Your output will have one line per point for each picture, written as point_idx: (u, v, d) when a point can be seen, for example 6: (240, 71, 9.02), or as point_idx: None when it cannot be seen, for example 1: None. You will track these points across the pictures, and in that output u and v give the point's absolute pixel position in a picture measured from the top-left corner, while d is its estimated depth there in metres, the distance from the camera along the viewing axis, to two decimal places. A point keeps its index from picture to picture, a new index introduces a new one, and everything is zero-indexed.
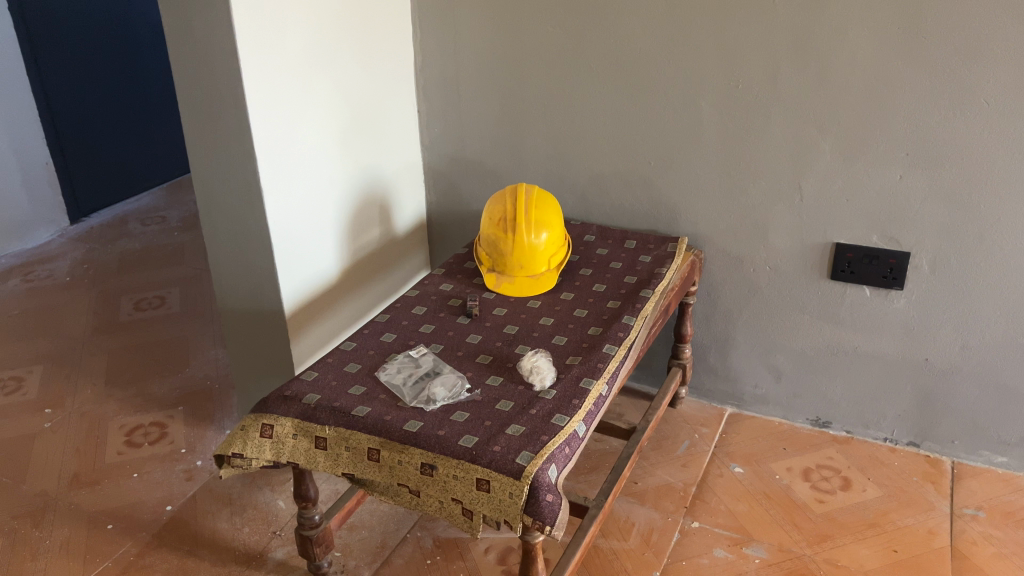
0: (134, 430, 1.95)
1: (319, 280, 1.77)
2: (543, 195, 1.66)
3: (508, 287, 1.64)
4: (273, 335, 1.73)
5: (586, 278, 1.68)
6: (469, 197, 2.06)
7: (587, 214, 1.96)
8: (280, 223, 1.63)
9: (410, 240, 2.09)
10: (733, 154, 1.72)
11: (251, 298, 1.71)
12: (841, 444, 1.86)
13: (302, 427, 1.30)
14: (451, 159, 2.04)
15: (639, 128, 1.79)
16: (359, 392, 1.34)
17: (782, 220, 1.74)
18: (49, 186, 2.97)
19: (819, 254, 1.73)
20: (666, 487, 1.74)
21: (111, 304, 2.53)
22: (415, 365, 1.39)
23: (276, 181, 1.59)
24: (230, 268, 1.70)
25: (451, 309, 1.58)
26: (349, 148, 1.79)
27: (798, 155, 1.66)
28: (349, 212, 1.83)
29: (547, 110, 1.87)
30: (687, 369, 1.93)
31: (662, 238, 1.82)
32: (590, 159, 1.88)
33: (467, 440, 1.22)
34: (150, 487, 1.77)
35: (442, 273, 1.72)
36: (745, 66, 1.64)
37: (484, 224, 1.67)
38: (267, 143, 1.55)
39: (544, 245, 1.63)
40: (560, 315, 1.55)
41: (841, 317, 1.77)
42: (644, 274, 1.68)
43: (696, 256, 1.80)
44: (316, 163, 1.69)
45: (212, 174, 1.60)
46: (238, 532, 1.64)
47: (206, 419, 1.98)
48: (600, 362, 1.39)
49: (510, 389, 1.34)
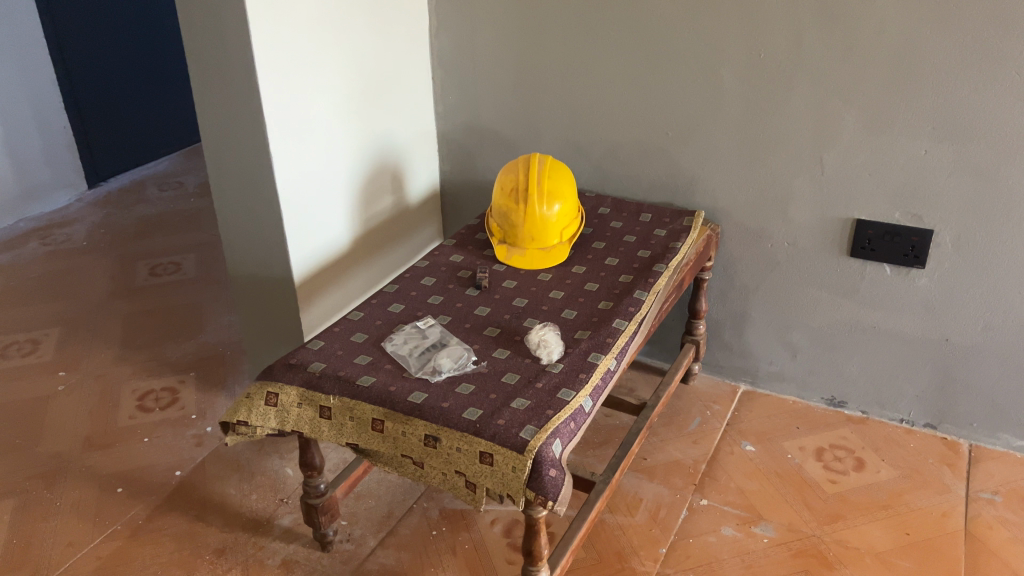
0: (146, 394, 1.95)
1: (331, 249, 1.76)
2: (557, 166, 1.63)
3: (519, 259, 1.62)
4: (283, 302, 1.72)
5: (598, 251, 1.65)
6: (483, 167, 2.03)
7: (603, 184, 1.92)
8: (290, 191, 1.61)
9: (422, 210, 2.06)
10: (754, 125, 1.68)
11: (261, 266, 1.70)
12: (856, 424, 1.83)
13: (307, 396, 1.29)
14: (465, 127, 2.01)
15: (658, 96, 1.75)
16: (365, 361, 1.33)
17: (803, 194, 1.70)
18: (68, 150, 2.98)
19: (839, 230, 1.69)
20: (676, 463, 1.72)
21: (127, 268, 2.53)
22: (422, 336, 1.38)
23: (285, 146, 1.57)
24: (240, 234, 1.69)
25: (460, 280, 1.56)
26: (361, 115, 1.76)
27: (820, 127, 1.62)
28: (360, 180, 1.81)
29: (563, 78, 1.83)
30: (701, 345, 1.90)
31: (677, 211, 1.79)
32: (608, 129, 1.84)
33: (471, 413, 1.21)
34: (161, 451, 1.77)
35: (453, 243, 1.70)
36: (769, 35, 1.58)
37: (496, 194, 1.65)
38: (276, 107, 1.52)
39: (557, 216, 1.61)
40: (570, 288, 1.53)
41: (861, 294, 1.73)
42: (657, 248, 1.65)
43: (713, 230, 1.76)
44: (326, 130, 1.67)
45: (222, 138, 1.59)
46: (246, 498, 1.65)
47: (217, 385, 1.98)
48: (610, 336, 1.37)
49: (517, 361, 1.32)
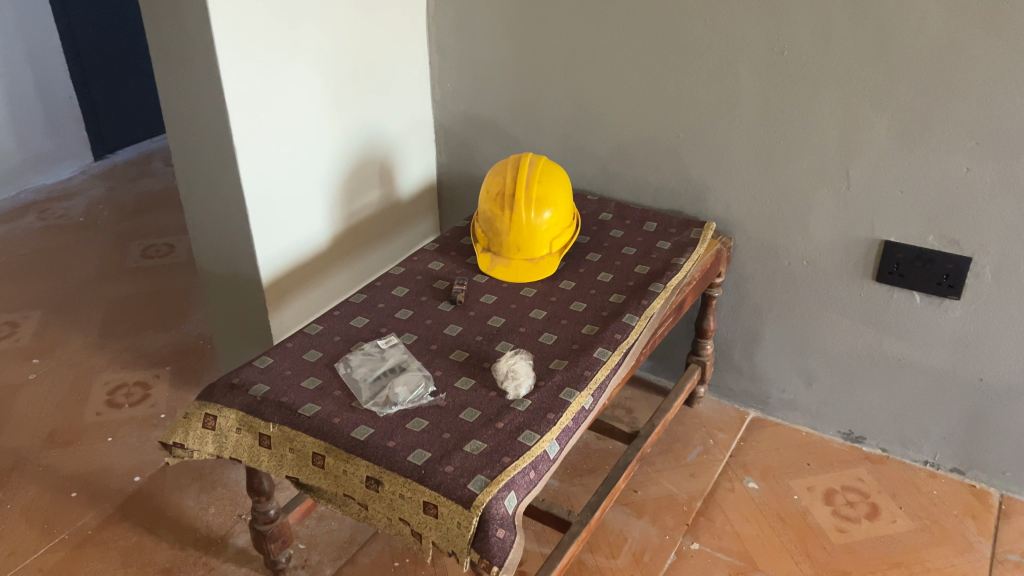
0: (118, 388, 1.86)
1: (305, 247, 1.63)
2: (549, 169, 1.48)
3: (502, 271, 1.47)
4: (251, 302, 1.60)
5: (592, 265, 1.50)
6: (481, 160, 1.88)
7: (607, 186, 1.75)
8: (255, 185, 1.47)
9: (416, 204, 1.92)
10: (774, 130, 1.50)
11: (228, 263, 1.58)
12: (873, 464, 1.66)
13: (246, 421, 1.17)
14: (464, 117, 1.86)
15: (668, 92, 1.57)
16: (313, 386, 1.20)
17: (825, 209, 1.51)
18: (72, 120, 2.90)
19: (864, 251, 1.51)
20: (668, 498, 1.57)
21: (120, 248, 2.43)
22: (380, 359, 1.24)
23: (250, 136, 1.43)
24: (206, 227, 1.56)
25: (435, 292, 1.42)
26: (342, 102, 1.61)
27: (848, 136, 1.43)
28: (342, 173, 1.67)
29: (567, 69, 1.66)
30: (707, 367, 1.74)
31: (685, 221, 1.62)
32: (614, 127, 1.67)
33: (418, 456, 1.07)
34: (123, 453, 1.68)
35: (435, 247, 1.55)
36: (794, 29, 1.40)
37: (482, 197, 1.50)
38: (239, 95, 1.38)
39: (546, 225, 1.45)
40: (554, 308, 1.38)
41: (885, 322, 1.55)
42: (657, 264, 1.49)
43: (723, 245, 1.59)
44: (300, 118, 1.52)
45: (186, 125, 1.46)
46: (203, 512, 1.54)
47: (191, 381, 1.87)
48: (589, 369, 1.22)
49: (480, 394, 1.18)
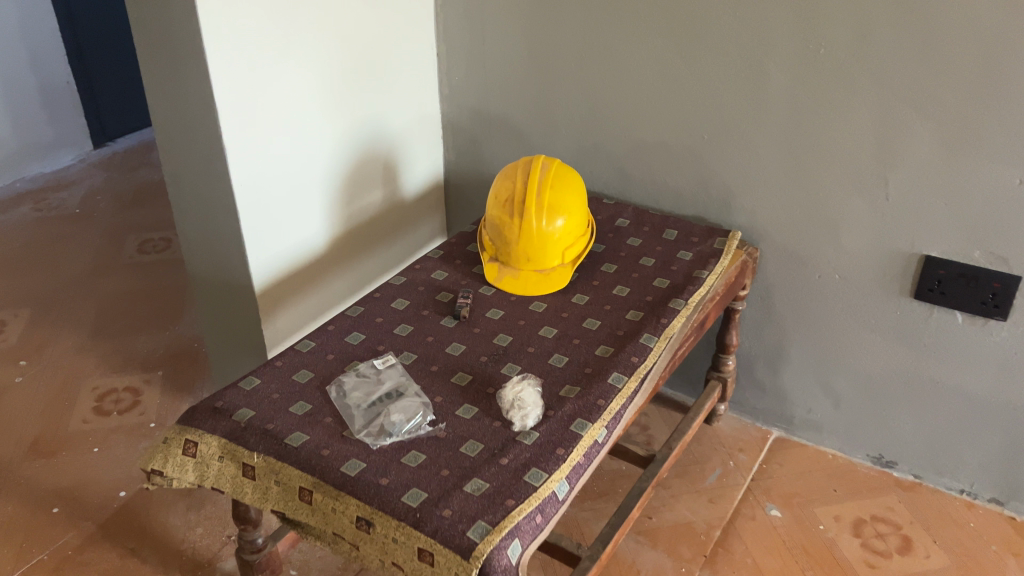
0: (106, 394, 1.77)
1: (301, 251, 1.53)
2: (563, 173, 1.37)
3: (510, 282, 1.36)
4: (243, 310, 1.50)
5: (607, 277, 1.39)
6: (491, 158, 1.78)
7: (624, 190, 1.64)
8: (247, 186, 1.37)
9: (422, 204, 1.82)
10: (806, 134, 1.38)
11: (219, 268, 1.48)
12: (905, 492, 1.55)
13: (229, 450, 1.07)
14: (473, 112, 1.75)
15: (693, 91, 1.46)
16: (302, 412, 1.10)
17: (861, 220, 1.40)
18: (71, 106, 2.81)
19: (902, 266, 1.40)
20: (684, 527, 1.47)
21: (116, 242, 2.34)
22: (375, 382, 1.14)
23: (241, 134, 1.32)
24: (196, 230, 1.46)
25: (437, 306, 1.31)
26: (341, 97, 1.51)
27: (888, 143, 1.31)
28: (342, 172, 1.57)
29: (583, 63, 1.55)
30: (728, 384, 1.64)
31: (708, 229, 1.50)
32: (634, 127, 1.56)
33: (413, 497, 0.97)
34: (109, 465, 1.59)
35: (438, 255, 1.45)
36: (832, 26, 1.28)
37: (490, 202, 1.39)
38: (229, 90, 1.27)
39: (559, 233, 1.35)
40: (565, 325, 1.27)
41: (923, 343, 1.44)
42: (678, 277, 1.38)
43: (749, 255, 1.48)
44: (295, 115, 1.41)
45: (172, 122, 1.35)
46: (190, 533, 1.46)
47: (184, 388, 1.78)
48: (602, 398, 1.11)
49: (483, 424, 1.07)
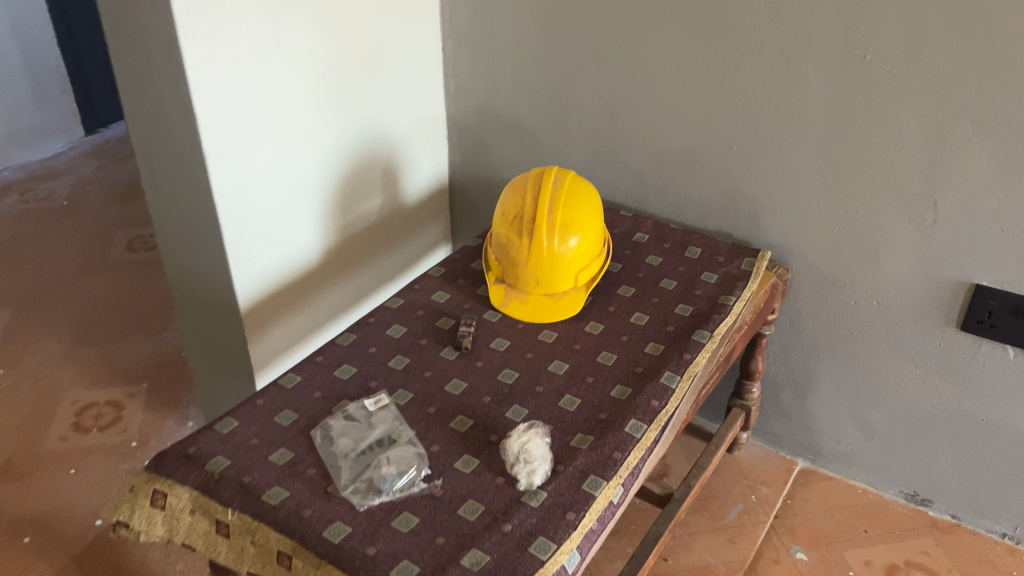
0: (86, 409, 1.66)
1: (292, 266, 1.41)
2: (577, 186, 1.24)
3: (517, 307, 1.24)
4: (228, 330, 1.38)
5: (624, 302, 1.27)
6: (499, 162, 1.65)
7: (642, 201, 1.51)
8: (231, 198, 1.24)
9: (424, 210, 1.70)
10: (848, 148, 1.24)
11: (202, 284, 1.36)
12: (942, 534, 1.43)
13: (200, 503, 0.96)
14: (480, 112, 1.61)
15: (722, 97, 1.32)
16: (283, 461, 0.99)
17: (906, 244, 1.27)
18: (61, 91, 2.68)
19: (949, 295, 1.27)
20: (703, 571, 1.36)
21: (104, 238, 2.23)
22: (365, 427, 1.03)
23: (224, 143, 1.19)
24: (176, 244, 1.34)
25: (437, 335, 1.19)
26: (336, 98, 1.37)
27: (940, 161, 1.18)
28: (337, 180, 1.44)
29: (602, 63, 1.41)
30: (751, 413, 1.52)
31: (735, 248, 1.38)
32: (655, 134, 1.42)
33: (403, 571, 0.85)
34: (86, 489, 1.49)
35: (440, 275, 1.33)
36: (881, 30, 1.14)
37: (496, 218, 1.26)
38: (210, 94, 1.14)
39: (573, 254, 1.22)
40: (578, 360, 1.15)
41: (969, 378, 1.31)
42: (702, 304, 1.26)
43: (780, 277, 1.35)
44: (284, 119, 1.29)
45: (148, 126, 1.23)
46: (169, 568, 1.35)
47: (168, 403, 1.68)
48: (619, 450, 1.00)
49: (484, 481, 0.96)
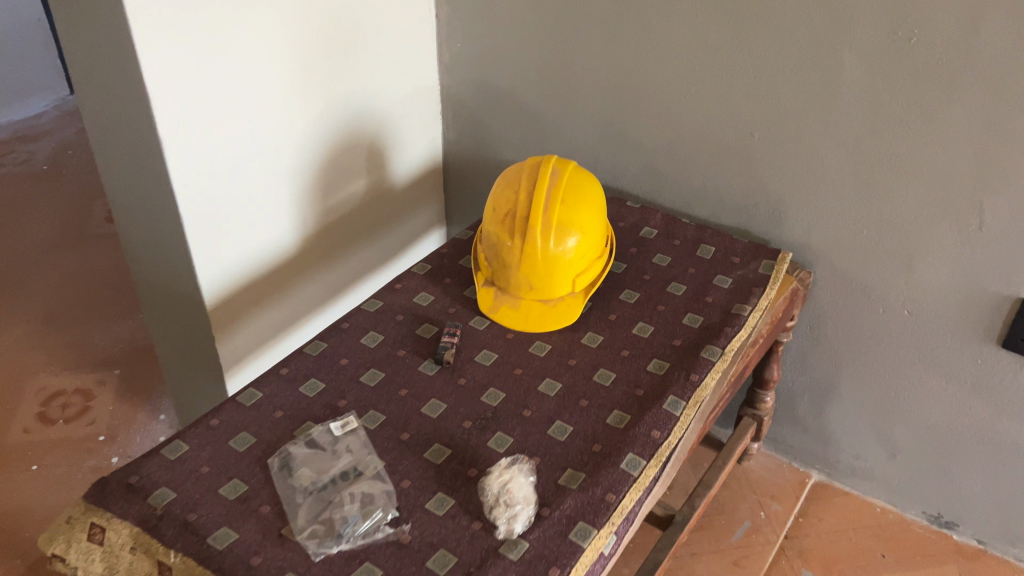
0: (53, 397, 1.57)
1: (264, 256, 1.29)
2: (577, 180, 1.11)
3: (507, 314, 1.12)
4: (193, 326, 1.27)
5: (627, 309, 1.14)
6: (498, 141, 1.51)
7: (651, 190, 1.38)
8: (193, 187, 1.12)
9: (414, 192, 1.57)
10: (886, 143, 1.10)
11: (164, 277, 1.24)
12: (966, 561, 1.32)
13: (142, 541, 0.84)
14: (478, 87, 1.47)
15: (745, 81, 1.17)
16: (235, 495, 0.88)
17: (945, 252, 1.13)
18: (45, 47, 2.55)
19: (990, 310, 1.13)
20: None
21: (83, 208, 2.11)
22: (328, 457, 0.92)
23: (182, 126, 1.06)
24: (136, 233, 1.22)
25: (417, 345, 1.08)
26: (315, 73, 1.24)
27: (991, 162, 1.03)
28: (316, 162, 1.31)
29: (611, 38, 1.26)
30: (763, 423, 1.40)
31: (752, 248, 1.24)
32: (668, 118, 1.28)
33: None
34: (47, 488, 1.39)
35: (425, 272, 1.20)
36: (933, 11, 0.98)
37: (486, 214, 1.13)
38: (164, 71, 1.01)
39: (571, 256, 1.09)
40: (572, 378, 1.03)
41: (1007, 400, 1.18)
42: (714, 313, 1.13)
43: (800, 282, 1.22)
44: (254, 98, 1.15)
45: (95, 106, 1.09)
46: None
47: (141, 394, 1.58)
48: (613, 492, 0.88)
49: (459, 526, 0.84)
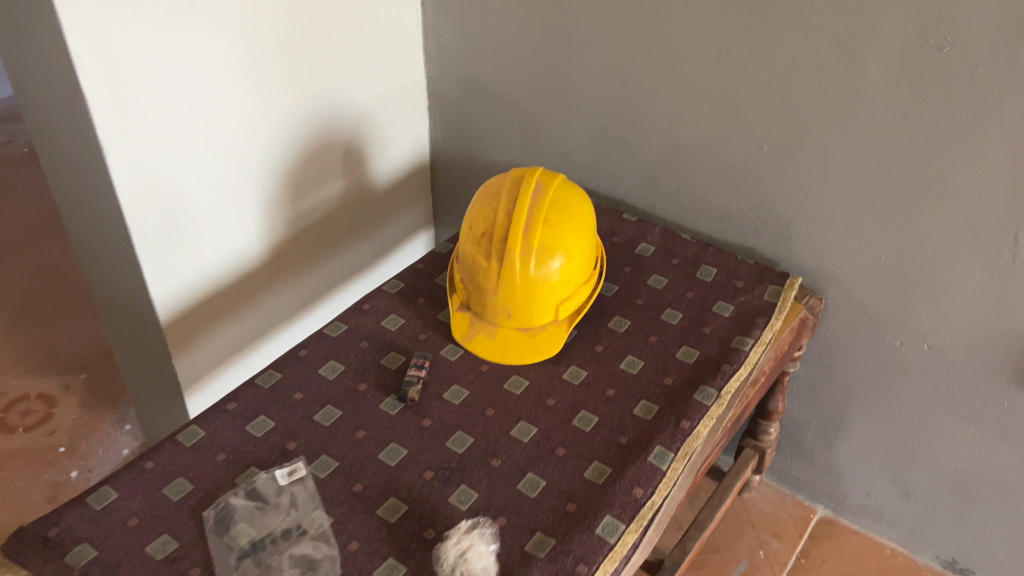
0: (14, 403, 1.49)
1: (226, 266, 1.19)
2: (564, 196, 1.00)
3: (481, 344, 1.02)
4: (149, 341, 1.17)
5: (616, 339, 1.03)
6: (488, 141, 1.40)
7: (649, 201, 1.26)
8: (141, 197, 1.02)
9: (397, 193, 1.46)
10: (911, 164, 0.98)
11: (117, 289, 1.14)
12: None
13: None
14: (467, 83, 1.36)
15: (755, 89, 1.05)
16: (163, 555, 0.78)
17: (973, 286, 1.01)
18: None
19: (1021, 352, 1.02)
20: None
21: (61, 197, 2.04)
22: (269, 512, 0.83)
23: (127, 130, 0.96)
24: (85, 242, 1.11)
25: (381, 377, 0.97)
26: (284, 70, 1.13)
27: None
28: (285, 165, 1.21)
29: (608, 36, 1.14)
30: (766, 455, 1.29)
31: (758, 271, 1.13)
32: (668, 124, 1.16)
33: None
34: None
35: (396, 292, 1.10)
36: (972, 19, 0.86)
37: (462, 231, 1.03)
38: (104, 73, 0.90)
39: (555, 281, 0.98)
40: (549, 422, 0.93)
41: None
42: (712, 347, 1.02)
43: (810, 310, 1.11)
44: (212, 98, 1.04)
45: (33, 106, 0.99)
46: None
47: (106, 401, 1.49)
48: (585, 564, 0.78)
49: None
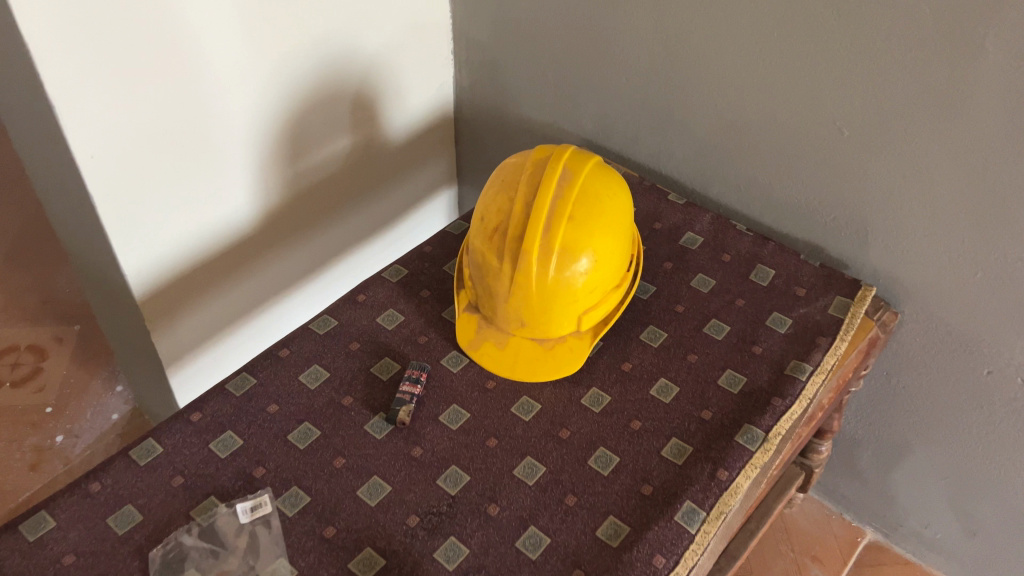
0: (4, 356, 1.41)
1: (214, 233, 1.05)
2: (597, 185, 0.83)
3: (489, 353, 0.88)
4: (128, 314, 1.05)
5: (647, 355, 0.88)
6: (519, 96, 1.22)
7: (699, 181, 1.09)
8: (107, 162, 0.87)
9: (414, 147, 1.30)
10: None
11: (90, 258, 1.02)
12: None
13: None
14: (497, 28, 1.17)
15: (839, 63, 0.85)
16: None
17: None
18: None
19: None
20: None
21: None
22: (225, 558, 0.71)
23: (86, 86, 0.80)
24: (52, 205, 0.99)
25: (369, 390, 0.84)
26: (283, 13, 0.96)
27: None
28: (284, 121, 1.05)
29: None
30: (812, 475, 1.14)
31: (824, 277, 0.96)
32: (728, 97, 0.97)
33: None
34: None
35: (399, 284, 0.96)
36: None
37: (474, 219, 0.87)
38: (53, 21, 0.75)
39: (579, 288, 0.83)
40: (561, 460, 0.78)
41: None
42: (762, 373, 0.86)
43: (881, 329, 0.94)
44: (194, 46, 0.88)
45: None
46: None
47: (99, 358, 1.41)
48: None
49: None
